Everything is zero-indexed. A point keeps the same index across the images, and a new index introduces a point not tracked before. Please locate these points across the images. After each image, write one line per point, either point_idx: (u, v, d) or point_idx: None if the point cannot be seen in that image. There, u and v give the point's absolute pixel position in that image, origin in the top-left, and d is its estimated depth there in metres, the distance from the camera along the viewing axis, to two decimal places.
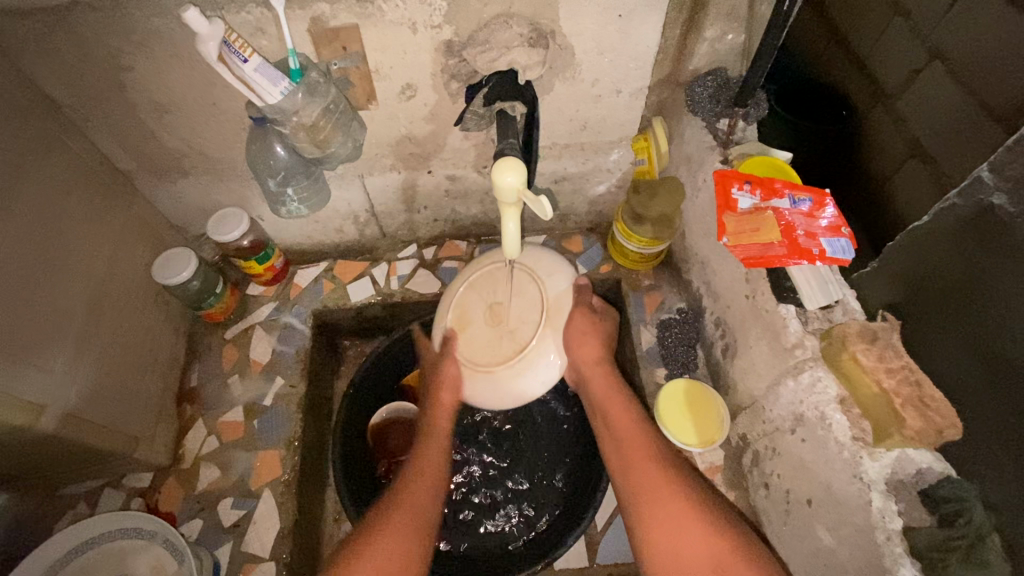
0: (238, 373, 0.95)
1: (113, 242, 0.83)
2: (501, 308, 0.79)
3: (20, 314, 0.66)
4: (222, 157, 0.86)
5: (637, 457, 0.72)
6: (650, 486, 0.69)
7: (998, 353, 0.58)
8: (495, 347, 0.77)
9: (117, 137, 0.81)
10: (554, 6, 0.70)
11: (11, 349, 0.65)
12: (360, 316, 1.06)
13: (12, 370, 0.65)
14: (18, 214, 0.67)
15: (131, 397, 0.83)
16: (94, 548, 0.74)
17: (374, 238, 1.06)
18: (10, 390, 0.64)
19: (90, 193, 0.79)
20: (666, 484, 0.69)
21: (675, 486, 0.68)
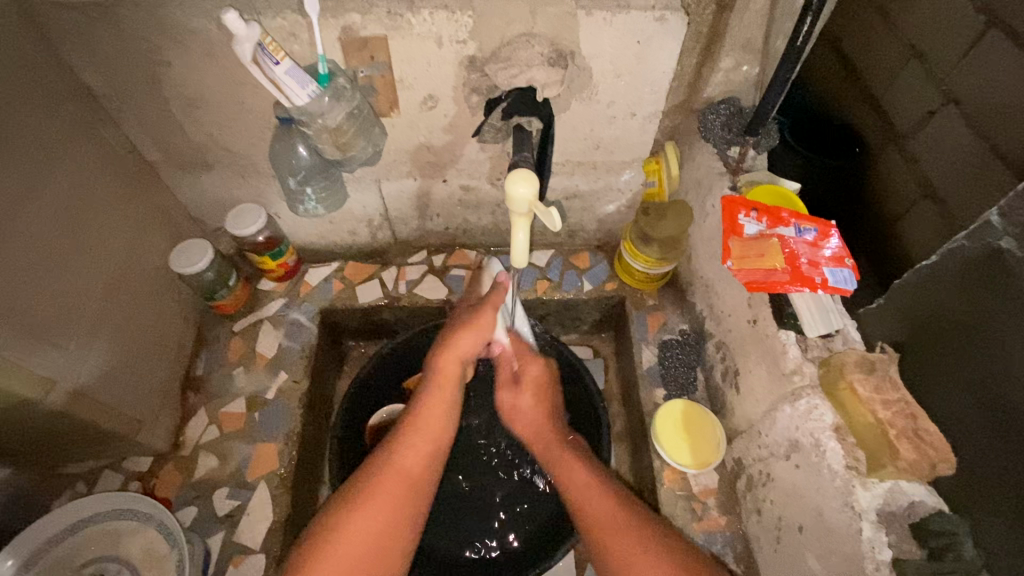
0: (244, 366, 0.97)
1: (134, 229, 0.85)
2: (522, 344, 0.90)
3: (41, 291, 0.68)
4: (246, 153, 0.89)
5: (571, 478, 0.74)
6: (589, 510, 0.69)
7: (1001, 400, 0.57)
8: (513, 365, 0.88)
9: (147, 129, 0.84)
10: (575, 28, 0.73)
11: (31, 324, 0.67)
12: (366, 318, 1.08)
13: (31, 345, 0.66)
14: (47, 195, 0.69)
15: (139, 380, 0.85)
16: (90, 526, 0.74)
17: (386, 242, 1.09)
18: (27, 365, 0.65)
19: (116, 180, 0.82)
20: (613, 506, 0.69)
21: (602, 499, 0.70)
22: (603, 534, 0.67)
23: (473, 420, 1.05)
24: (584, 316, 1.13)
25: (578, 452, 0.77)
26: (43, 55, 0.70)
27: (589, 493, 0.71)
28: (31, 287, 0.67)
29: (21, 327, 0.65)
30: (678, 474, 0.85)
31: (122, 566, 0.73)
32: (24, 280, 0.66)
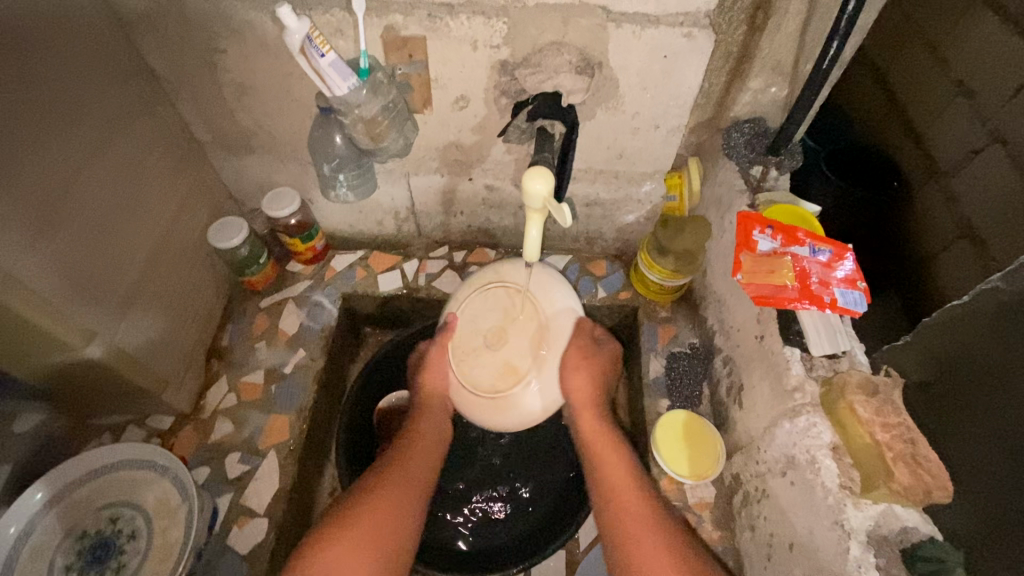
0: (266, 340, 1.02)
1: (179, 202, 0.91)
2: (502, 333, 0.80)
3: (95, 249, 0.74)
4: (287, 140, 0.95)
5: (614, 480, 0.78)
6: (622, 516, 0.74)
7: None
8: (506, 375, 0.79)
9: (199, 110, 0.91)
10: (604, 40, 0.76)
11: (83, 278, 0.72)
12: (385, 307, 1.12)
13: (81, 298, 0.72)
14: (108, 163, 0.76)
15: (170, 343, 0.91)
16: (112, 471, 0.79)
17: (410, 235, 1.13)
18: (74, 315, 0.71)
19: (168, 155, 0.89)
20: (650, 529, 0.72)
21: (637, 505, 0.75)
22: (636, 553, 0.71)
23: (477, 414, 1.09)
24: (596, 323, 1.15)
25: (625, 460, 0.80)
26: (114, 36, 0.77)
27: (627, 495, 0.76)
28: (87, 245, 0.73)
29: (74, 280, 0.71)
30: (675, 484, 0.86)
31: (139, 512, 0.79)
32: (81, 237, 0.72)
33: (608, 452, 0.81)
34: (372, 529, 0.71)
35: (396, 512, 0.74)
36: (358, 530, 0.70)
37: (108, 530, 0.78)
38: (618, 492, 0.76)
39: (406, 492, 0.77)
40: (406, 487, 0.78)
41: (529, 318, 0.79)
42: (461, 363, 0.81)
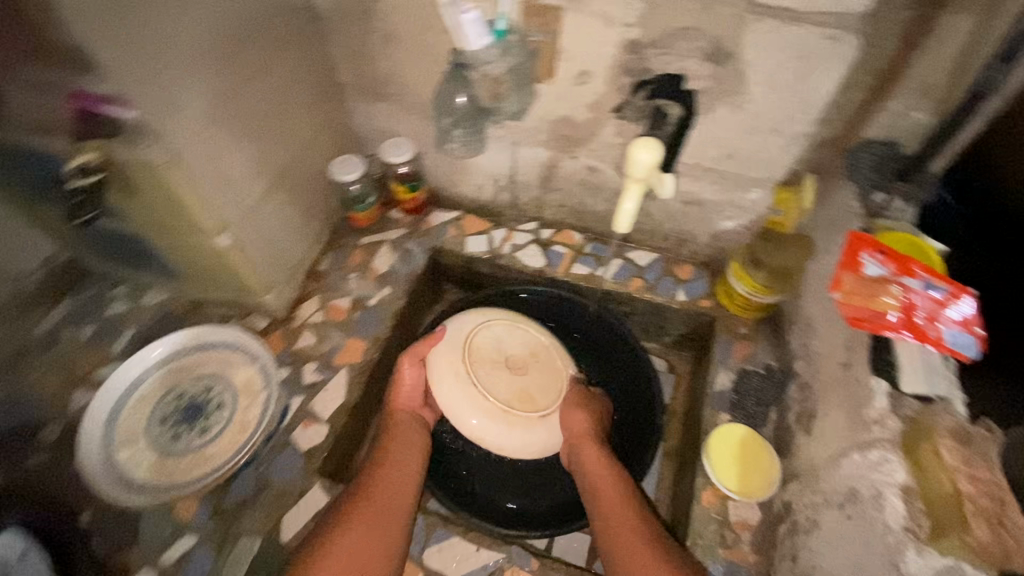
0: (358, 272, 1.11)
1: (313, 131, 1.02)
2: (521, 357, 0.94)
3: (245, 154, 0.85)
4: (416, 92, 1.02)
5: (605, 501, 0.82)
6: (619, 531, 0.77)
7: None
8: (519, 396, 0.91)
9: (347, 53, 1.00)
10: (741, 31, 0.75)
11: (230, 177, 0.84)
12: (467, 267, 1.19)
13: (224, 194, 0.83)
14: (268, 84, 0.87)
15: (280, 254, 1.02)
16: (215, 348, 0.93)
17: (505, 204, 1.18)
18: (215, 206, 0.82)
19: (313, 88, 0.99)
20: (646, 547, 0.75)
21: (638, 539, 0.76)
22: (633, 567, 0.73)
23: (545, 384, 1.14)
24: (668, 327, 1.14)
25: (617, 480, 0.84)
26: None
27: (621, 517, 0.79)
28: (239, 149, 0.84)
29: (222, 176, 0.82)
30: (719, 497, 0.83)
31: (227, 388, 0.91)
32: (236, 141, 0.83)
33: (601, 474, 0.85)
34: (361, 542, 0.74)
35: (382, 524, 0.77)
36: (345, 543, 0.73)
37: (199, 396, 0.90)
38: (615, 526, 0.78)
39: (387, 502, 0.79)
40: (386, 514, 0.78)
41: (549, 357, 0.96)
42: (478, 369, 0.91)
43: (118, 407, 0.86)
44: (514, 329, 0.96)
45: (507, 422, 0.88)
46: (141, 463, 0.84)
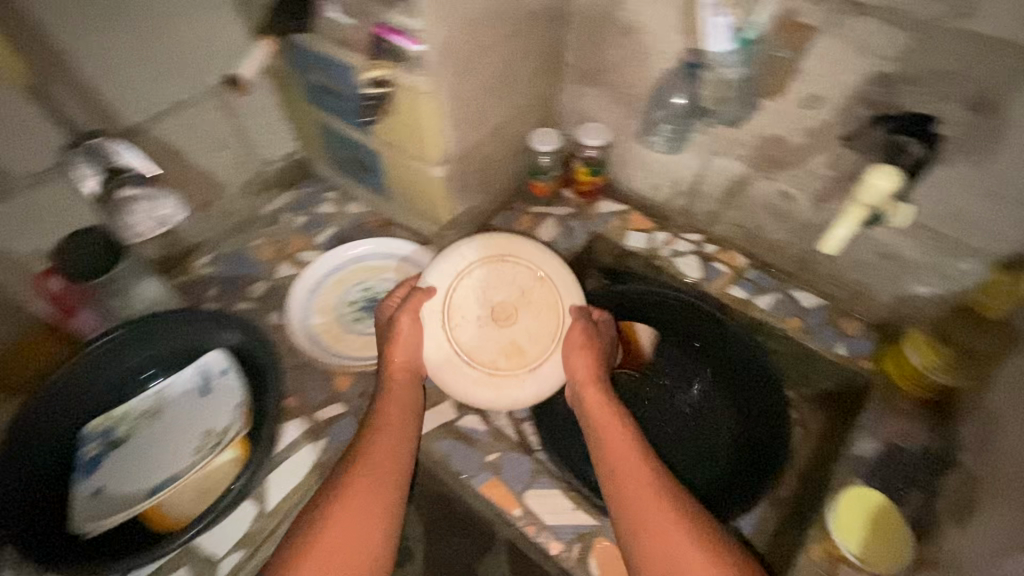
0: (525, 236, 1.22)
1: (528, 99, 1.12)
2: (505, 309, 0.96)
3: (478, 102, 0.97)
4: (631, 84, 1.08)
5: (613, 447, 0.83)
6: (624, 480, 0.79)
7: None
8: (507, 352, 0.94)
9: (580, 36, 1.09)
10: (1019, 84, 0.70)
11: (463, 119, 0.96)
12: (621, 260, 1.26)
13: (454, 132, 0.96)
14: (514, 46, 0.98)
15: (470, 199, 1.14)
16: (405, 261, 1.12)
17: (676, 210, 1.23)
18: (444, 138, 0.95)
19: (542, 61, 1.09)
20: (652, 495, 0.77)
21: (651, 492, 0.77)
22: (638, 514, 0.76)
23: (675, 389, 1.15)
24: (813, 379, 1.10)
25: (625, 427, 0.86)
26: None
27: (630, 463, 0.81)
28: (477, 97, 0.96)
29: (458, 116, 0.94)
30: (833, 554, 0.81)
31: None
32: (479, 89, 0.95)
33: (607, 419, 0.87)
34: (349, 519, 0.76)
35: (370, 495, 0.78)
36: (333, 525, 0.75)
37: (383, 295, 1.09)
38: (620, 471, 0.81)
39: (380, 475, 0.81)
40: (380, 483, 0.80)
41: (535, 300, 0.97)
42: (456, 328, 0.94)
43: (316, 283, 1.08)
44: (490, 264, 0.96)
45: (499, 384, 0.93)
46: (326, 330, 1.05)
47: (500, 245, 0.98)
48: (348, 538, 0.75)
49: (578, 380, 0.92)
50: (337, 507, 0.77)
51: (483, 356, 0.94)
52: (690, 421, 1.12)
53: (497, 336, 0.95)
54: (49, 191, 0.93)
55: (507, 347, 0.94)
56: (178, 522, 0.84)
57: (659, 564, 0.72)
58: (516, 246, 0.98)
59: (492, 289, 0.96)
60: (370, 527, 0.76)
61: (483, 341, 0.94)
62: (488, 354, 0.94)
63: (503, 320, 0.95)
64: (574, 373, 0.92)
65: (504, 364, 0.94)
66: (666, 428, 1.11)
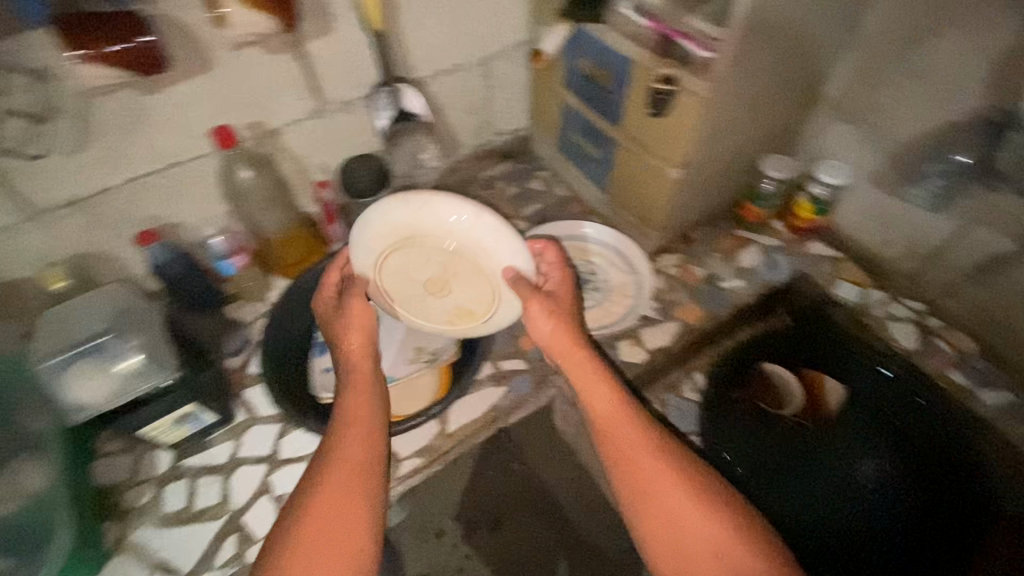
0: (722, 257, 1.21)
1: (778, 126, 1.13)
2: (443, 283, 0.92)
3: (743, 120, 1.01)
4: (902, 132, 1.04)
5: (609, 420, 0.82)
6: (625, 457, 0.80)
7: None
8: (459, 306, 0.95)
9: (855, 72, 1.06)
10: None
11: (725, 132, 1.00)
12: (819, 306, 1.20)
13: (714, 143, 1.00)
14: (790, 74, 1.00)
15: (691, 209, 1.17)
16: (614, 250, 1.15)
17: (901, 272, 1.18)
18: (706, 148, 1.00)
19: (807, 91, 1.09)
20: (659, 471, 0.78)
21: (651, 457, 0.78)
22: (643, 488, 0.78)
23: (870, 457, 1.06)
24: None
25: (617, 395, 0.84)
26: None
27: (630, 441, 0.80)
28: (745, 116, 1.01)
29: (722, 129, 0.98)
30: None
31: (605, 283, 1.13)
32: (750, 110, 1.00)
33: (597, 388, 0.85)
34: (341, 501, 0.75)
35: (361, 473, 0.78)
36: (323, 512, 0.74)
37: (586, 275, 1.12)
38: (612, 431, 0.82)
39: (366, 449, 0.80)
40: (365, 462, 0.79)
41: (473, 266, 0.88)
42: (404, 283, 0.94)
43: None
44: (431, 251, 0.88)
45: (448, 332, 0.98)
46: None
47: (439, 213, 0.83)
48: (340, 521, 0.74)
49: (556, 350, 0.88)
50: (324, 489, 0.76)
51: (437, 318, 0.97)
52: (879, 488, 1.04)
53: (432, 284, 0.93)
54: (354, 119, 1.12)
55: (461, 308, 0.95)
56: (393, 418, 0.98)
57: (662, 534, 0.75)
58: (435, 204, 0.83)
59: (418, 265, 0.91)
60: (362, 504, 0.76)
61: (436, 304, 0.96)
62: (437, 313, 0.97)
63: (443, 287, 0.93)
64: (545, 338, 0.88)
65: (455, 318, 0.96)
66: (850, 489, 1.05)
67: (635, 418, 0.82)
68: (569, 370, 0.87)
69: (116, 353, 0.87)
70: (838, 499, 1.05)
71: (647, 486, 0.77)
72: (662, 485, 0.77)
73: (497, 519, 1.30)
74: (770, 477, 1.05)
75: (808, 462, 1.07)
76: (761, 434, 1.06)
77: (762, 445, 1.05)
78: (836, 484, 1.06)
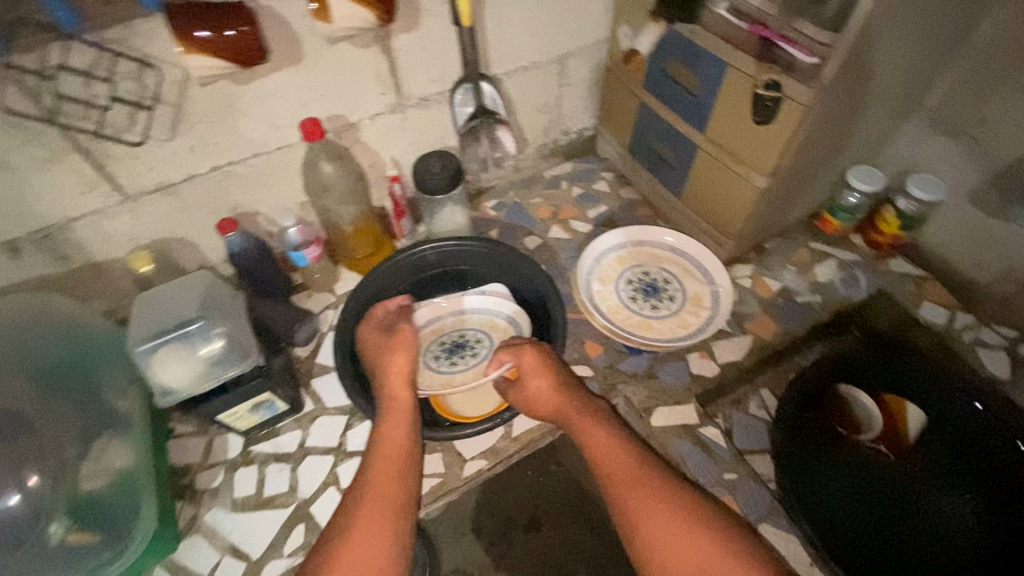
0: (798, 269, 1.17)
1: (869, 137, 1.08)
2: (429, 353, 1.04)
3: (839, 130, 0.97)
4: (1010, 147, 0.98)
5: (617, 474, 0.79)
6: (638, 513, 0.75)
7: None
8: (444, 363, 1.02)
9: (960, 84, 1.01)
10: None
11: (820, 142, 0.96)
12: (900, 328, 1.15)
13: (807, 153, 0.97)
14: (892, 84, 0.95)
15: (769, 219, 1.13)
16: (688, 259, 1.12)
17: (993, 296, 1.11)
18: (798, 159, 0.96)
19: (904, 101, 1.04)
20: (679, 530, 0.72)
21: (634, 482, 0.77)
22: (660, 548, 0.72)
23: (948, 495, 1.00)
24: None
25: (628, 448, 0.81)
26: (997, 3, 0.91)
27: (644, 495, 0.76)
28: (842, 126, 0.96)
29: (818, 140, 0.95)
30: None
31: (680, 291, 1.09)
32: (848, 119, 0.95)
33: (604, 442, 0.83)
34: (369, 537, 0.75)
35: (387, 510, 0.78)
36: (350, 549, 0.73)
37: (659, 282, 1.10)
38: (621, 486, 0.78)
39: (393, 486, 0.80)
40: (392, 498, 0.79)
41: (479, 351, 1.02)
42: None
43: (604, 253, 1.14)
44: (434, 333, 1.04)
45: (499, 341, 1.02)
46: (605, 301, 1.09)
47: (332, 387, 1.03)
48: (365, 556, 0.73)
49: (558, 402, 0.89)
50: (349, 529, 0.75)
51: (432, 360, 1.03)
52: (956, 529, 0.97)
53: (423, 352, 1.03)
54: (430, 114, 1.11)
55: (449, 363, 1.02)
56: (473, 416, 0.98)
57: None
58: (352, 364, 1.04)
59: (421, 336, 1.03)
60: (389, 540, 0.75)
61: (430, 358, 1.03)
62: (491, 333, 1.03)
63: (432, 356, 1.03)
64: (542, 390, 0.90)
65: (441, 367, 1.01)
66: (924, 526, 0.98)
67: (648, 471, 0.79)
68: (572, 420, 0.87)
69: (202, 338, 0.89)
70: (910, 534, 0.97)
71: (663, 545, 0.72)
72: (679, 540, 0.72)
73: (532, 517, 1.14)
74: (835, 504, 0.99)
75: (879, 492, 1.01)
76: (832, 458, 1.04)
77: (828, 468, 1.03)
78: (908, 518, 0.99)
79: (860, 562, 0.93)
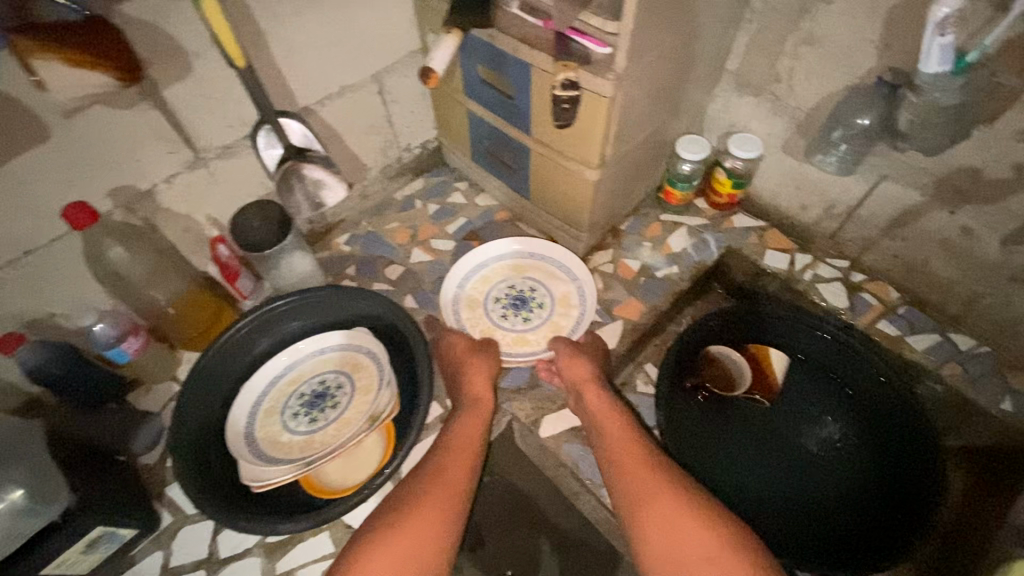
0: (653, 244, 1.20)
1: (685, 107, 1.11)
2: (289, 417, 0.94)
3: (651, 109, 0.98)
4: (803, 99, 1.05)
5: (624, 461, 0.87)
6: (640, 488, 0.84)
7: None
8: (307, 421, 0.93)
9: (752, 45, 1.06)
10: None
11: (636, 125, 0.97)
12: (754, 278, 1.23)
13: (626, 138, 0.97)
14: (690, 56, 0.98)
15: (614, 202, 1.14)
16: (546, 259, 1.11)
17: (821, 233, 1.20)
18: (618, 144, 0.96)
19: (707, 68, 1.08)
20: (676, 505, 0.82)
21: (656, 480, 0.85)
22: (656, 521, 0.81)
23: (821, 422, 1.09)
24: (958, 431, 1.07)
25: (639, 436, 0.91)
26: None
27: (648, 475, 0.85)
28: (652, 105, 0.97)
29: (632, 123, 0.95)
30: None
31: (548, 293, 1.09)
32: (656, 97, 0.96)
33: (616, 425, 0.91)
34: (398, 547, 0.77)
35: (427, 521, 0.80)
36: (383, 557, 0.76)
37: (525, 291, 1.09)
38: (626, 467, 0.87)
39: (442, 499, 0.83)
40: (437, 512, 0.82)
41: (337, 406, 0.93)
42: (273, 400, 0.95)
43: (466, 275, 1.10)
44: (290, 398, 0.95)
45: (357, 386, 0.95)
46: (477, 325, 1.07)
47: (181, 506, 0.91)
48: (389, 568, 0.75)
49: (574, 384, 0.95)
50: (382, 543, 0.78)
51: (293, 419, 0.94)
52: (831, 453, 1.06)
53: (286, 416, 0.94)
54: (236, 163, 1.00)
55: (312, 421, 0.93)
56: (350, 485, 0.90)
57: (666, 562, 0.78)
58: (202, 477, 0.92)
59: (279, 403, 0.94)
60: (417, 556, 0.77)
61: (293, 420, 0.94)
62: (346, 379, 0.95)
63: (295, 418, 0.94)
64: (569, 373, 0.96)
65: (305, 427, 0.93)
66: (805, 457, 1.06)
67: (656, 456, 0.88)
68: (583, 406, 0.95)
69: None
70: (792, 469, 1.05)
71: (657, 517, 0.81)
72: (675, 518, 0.80)
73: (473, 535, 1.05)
74: (725, 462, 1.06)
75: (761, 438, 1.08)
76: (718, 421, 1.10)
77: (715, 428, 1.09)
78: (789, 455, 1.07)
79: (754, 507, 1.02)
